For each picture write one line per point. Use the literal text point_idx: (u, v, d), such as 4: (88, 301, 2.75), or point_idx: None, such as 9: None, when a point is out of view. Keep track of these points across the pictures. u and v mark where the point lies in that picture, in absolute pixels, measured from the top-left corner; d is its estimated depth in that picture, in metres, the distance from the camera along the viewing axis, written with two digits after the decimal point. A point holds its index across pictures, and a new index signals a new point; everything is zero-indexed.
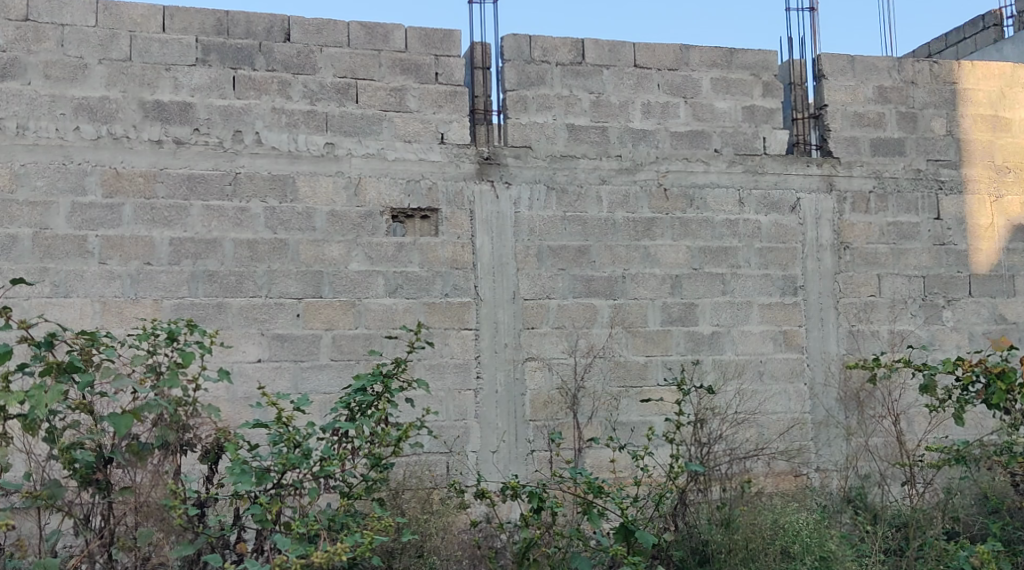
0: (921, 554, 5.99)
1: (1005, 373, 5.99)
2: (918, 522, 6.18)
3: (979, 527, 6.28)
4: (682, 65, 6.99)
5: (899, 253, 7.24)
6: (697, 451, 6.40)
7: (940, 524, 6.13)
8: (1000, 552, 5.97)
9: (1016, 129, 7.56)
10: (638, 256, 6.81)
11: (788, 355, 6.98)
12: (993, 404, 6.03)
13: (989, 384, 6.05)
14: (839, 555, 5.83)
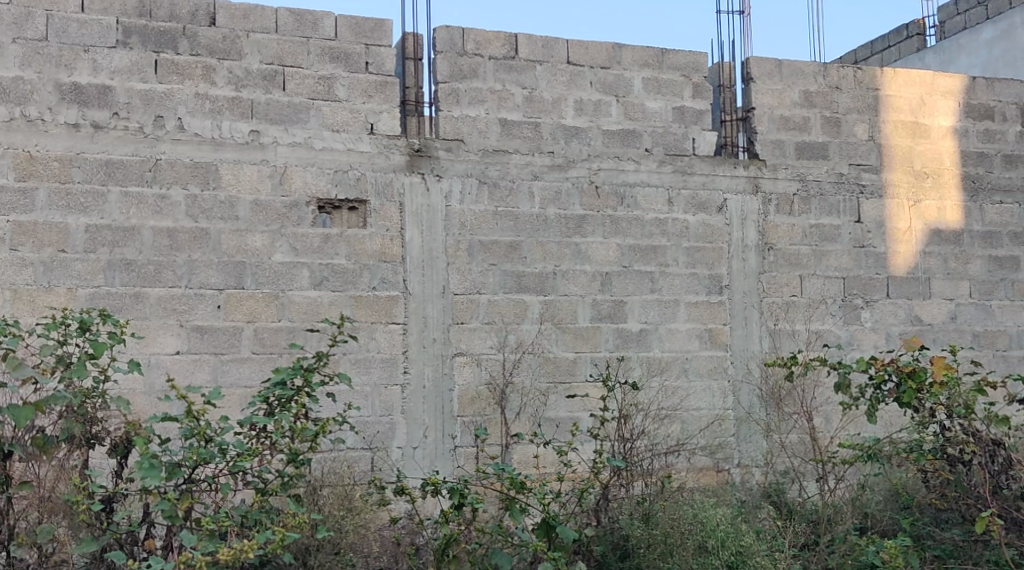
0: (832, 547, 6.06)
1: (915, 373, 5.97)
2: (828, 517, 6.28)
3: (889, 522, 6.43)
4: (614, 63, 7.01)
5: (820, 254, 7.38)
6: (620, 447, 6.40)
7: (850, 520, 6.23)
8: (908, 546, 6.06)
9: (935, 136, 7.75)
10: (570, 253, 6.82)
11: (712, 353, 7.07)
12: (904, 403, 6.00)
13: (900, 383, 6.02)
14: (754, 550, 5.73)
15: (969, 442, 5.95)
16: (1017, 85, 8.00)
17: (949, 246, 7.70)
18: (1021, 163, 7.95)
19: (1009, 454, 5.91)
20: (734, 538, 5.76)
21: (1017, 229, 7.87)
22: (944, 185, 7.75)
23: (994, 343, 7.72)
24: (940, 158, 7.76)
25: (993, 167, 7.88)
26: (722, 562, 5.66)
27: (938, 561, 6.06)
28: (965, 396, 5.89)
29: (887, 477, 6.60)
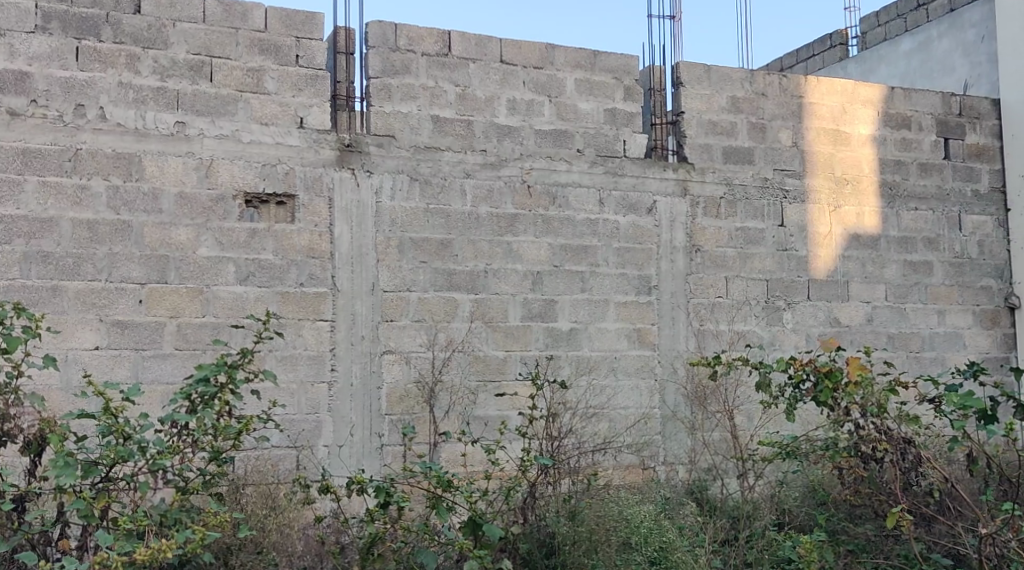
0: (751, 543, 6.12)
1: (832, 372, 5.80)
2: (748, 513, 6.30)
3: (805, 517, 6.45)
4: (547, 64, 7.05)
5: (745, 257, 7.48)
6: (548, 445, 6.35)
7: (768, 516, 6.25)
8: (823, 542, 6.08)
9: (855, 144, 7.92)
10: (501, 251, 6.81)
11: (641, 352, 7.12)
12: (821, 403, 5.84)
13: (818, 383, 5.86)
14: (676, 545, 5.80)
15: (881, 441, 5.80)
16: (933, 96, 8.19)
17: (867, 250, 7.85)
18: (935, 171, 8.14)
19: (920, 452, 5.80)
20: (655, 534, 5.84)
21: (930, 236, 8.05)
22: (863, 192, 7.91)
23: (908, 346, 7.86)
24: (860, 165, 7.92)
25: (909, 175, 8.07)
26: (645, 559, 5.76)
27: (851, 555, 6.12)
28: (877, 396, 5.73)
29: (806, 473, 6.64)
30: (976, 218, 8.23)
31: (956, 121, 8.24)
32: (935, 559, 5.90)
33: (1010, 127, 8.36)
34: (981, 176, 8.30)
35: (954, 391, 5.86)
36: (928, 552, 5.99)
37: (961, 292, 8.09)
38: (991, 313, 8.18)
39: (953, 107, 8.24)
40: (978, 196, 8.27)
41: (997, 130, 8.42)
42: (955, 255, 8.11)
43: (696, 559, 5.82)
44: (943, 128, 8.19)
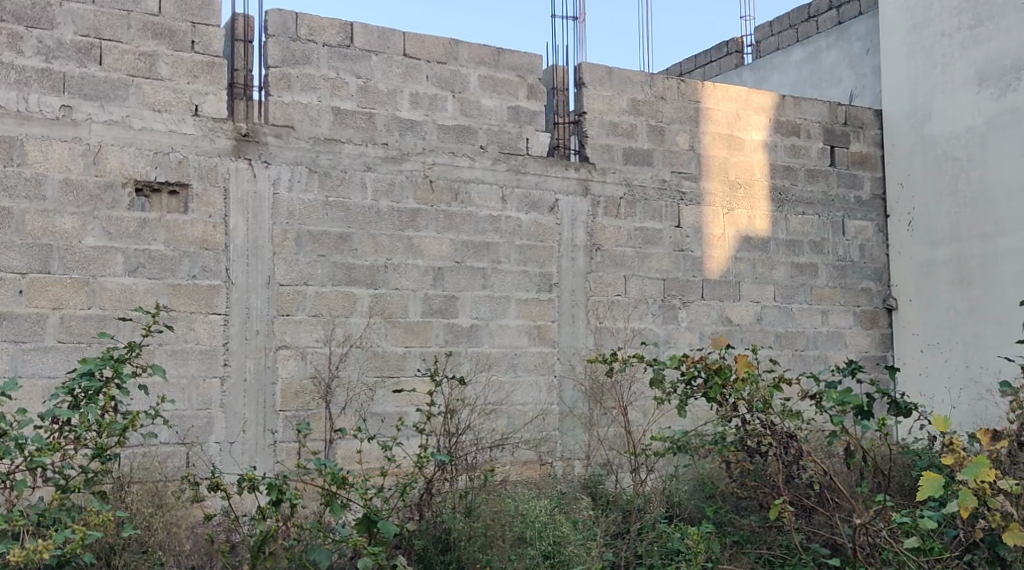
0: (642, 535, 6.09)
1: (722, 369, 5.75)
2: (638, 505, 6.34)
3: (695, 509, 6.46)
4: (451, 59, 7.01)
5: (643, 257, 7.58)
6: (446, 442, 6.30)
7: (658, 508, 6.28)
8: (711, 533, 6.05)
9: (748, 150, 8.09)
10: (401, 247, 6.74)
11: (541, 349, 7.13)
12: (710, 399, 5.82)
13: (707, 379, 5.82)
14: (570, 538, 5.75)
15: (765, 435, 5.83)
16: (821, 104, 8.42)
17: (757, 252, 8.04)
18: (821, 178, 8.40)
19: (800, 446, 5.79)
20: (549, 526, 5.75)
21: (816, 239, 8.30)
22: (755, 196, 8.09)
23: (793, 344, 8.10)
24: (752, 170, 8.09)
25: (798, 181, 8.29)
26: (538, 552, 5.65)
27: (737, 547, 6.03)
28: (762, 392, 5.71)
29: (696, 468, 6.64)
30: (858, 223, 8.53)
31: (842, 130, 8.51)
32: (813, 550, 5.66)
33: (891, 137, 8.66)
34: (863, 182, 8.61)
35: (834, 388, 5.95)
36: (808, 544, 5.78)
37: (843, 293, 8.38)
38: (870, 313, 8.51)
39: (839, 117, 8.50)
40: (860, 202, 8.57)
41: (878, 140, 8.73)
42: (838, 258, 8.39)
43: (589, 551, 5.77)
44: (829, 137, 8.46)
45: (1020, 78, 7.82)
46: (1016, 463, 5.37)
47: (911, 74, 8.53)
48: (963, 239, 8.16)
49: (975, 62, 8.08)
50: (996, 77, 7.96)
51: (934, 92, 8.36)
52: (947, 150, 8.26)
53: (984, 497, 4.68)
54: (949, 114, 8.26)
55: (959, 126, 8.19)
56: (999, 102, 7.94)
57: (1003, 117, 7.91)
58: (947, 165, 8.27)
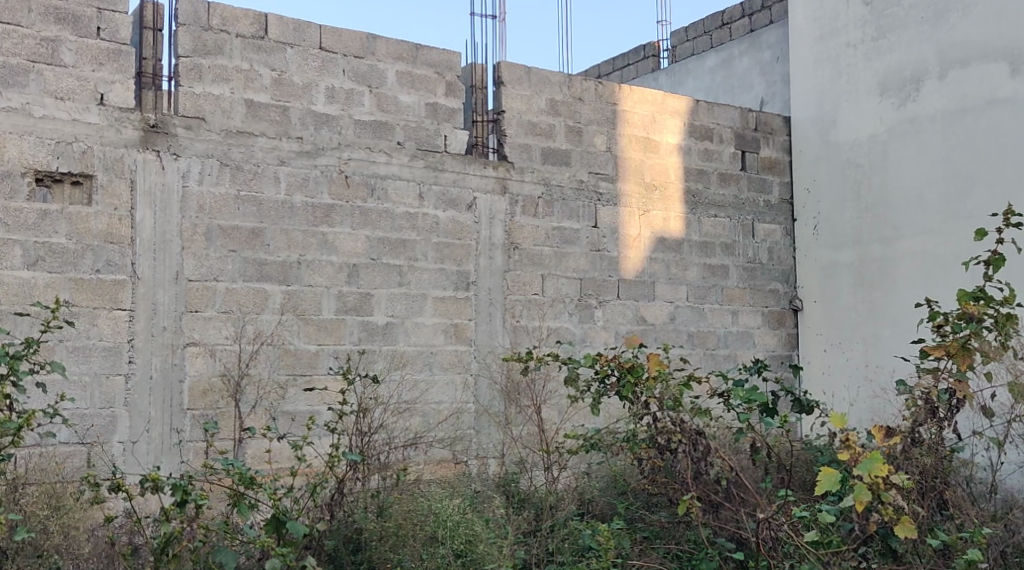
0: (553, 533, 6.04)
1: (635, 367, 5.69)
2: (550, 503, 6.27)
3: (607, 505, 6.48)
4: (368, 54, 6.90)
5: (560, 256, 7.56)
6: (358, 441, 6.20)
7: (570, 506, 6.25)
8: (622, 529, 6.06)
9: (663, 153, 8.14)
10: (315, 242, 6.63)
11: (457, 347, 7.07)
12: (623, 397, 5.75)
13: (620, 377, 5.76)
14: (484, 537, 5.64)
15: (674, 432, 5.71)
16: (732, 110, 8.50)
17: (671, 253, 8.09)
18: (732, 182, 8.48)
19: (710, 443, 5.65)
20: (462, 524, 5.68)
21: (727, 241, 8.39)
22: (669, 198, 8.14)
23: (705, 343, 8.19)
24: (667, 173, 8.15)
25: (710, 184, 8.36)
26: (450, 550, 5.56)
27: (647, 542, 6.06)
28: (673, 391, 5.70)
29: (609, 464, 6.71)
30: (767, 226, 8.62)
31: (752, 135, 8.60)
32: (720, 544, 5.56)
33: (798, 143, 8.77)
34: (773, 187, 8.70)
35: (740, 386, 5.86)
36: (715, 538, 5.67)
37: (752, 294, 8.48)
38: (777, 313, 8.63)
39: (750, 122, 8.58)
40: (769, 205, 8.66)
41: (787, 145, 8.83)
42: (748, 259, 8.49)
43: (501, 550, 5.63)
44: (740, 141, 8.54)
45: (919, 89, 7.96)
46: (909, 457, 5.34)
47: (818, 82, 8.64)
48: (864, 243, 8.27)
49: (877, 73, 8.22)
50: (897, 88, 8.09)
51: (839, 100, 8.47)
52: (851, 157, 8.37)
53: (877, 490, 4.66)
54: (853, 122, 8.37)
55: (862, 134, 8.30)
56: (899, 111, 8.08)
57: (904, 126, 8.04)
58: (850, 172, 8.38)
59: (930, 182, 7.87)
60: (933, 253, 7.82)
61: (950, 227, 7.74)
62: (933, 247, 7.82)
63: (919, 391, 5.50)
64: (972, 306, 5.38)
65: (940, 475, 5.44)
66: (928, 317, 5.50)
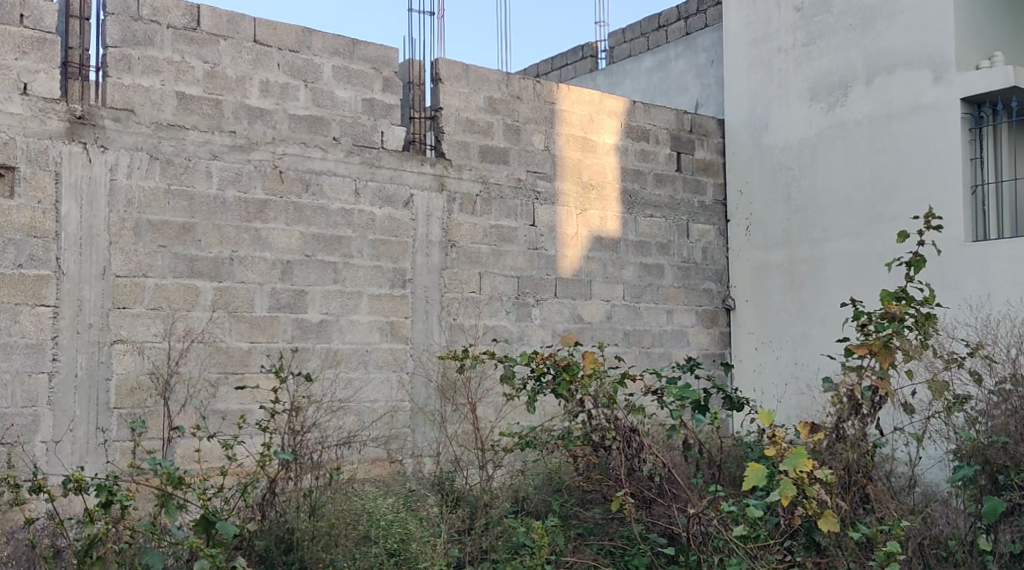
0: (487, 530, 5.98)
1: (571, 365, 5.70)
2: (484, 500, 6.18)
3: (543, 503, 6.42)
4: (303, 48, 6.80)
5: (498, 254, 7.51)
6: (290, 440, 6.01)
7: (504, 503, 6.17)
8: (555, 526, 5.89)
9: (601, 153, 8.14)
10: (248, 238, 6.52)
11: (393, 345, 6.99)
12: (559, 396, 5.75)
13: (556, 376, 5.76)
14: (418, 534, 5.65)
15: (609, 429, 5.74)
16: (669, 111, 8.52)
17: (608, 252, 8.09)
18: (668, 182, 8.50)
19: (643, 439, 5.69)
20: (395, 523, 5.70)
21: (663, 241, 8.41)
22: (606, 198, 8.14)
23: (641, 341, 8.20)
24: (604, 173, 8.14)
25: (647, 185, 8.38)
26: (383, 549, 5.56)
27: (580, 539, 6.00)
28: (607, 388, 5.69)
29: (544, 462, 6.61)
30: (701, 226, 8.64)
31: (688, 137, 8.62)
32: (651, 539, 5.64)
33: (731, 146, 8.80)
34: (707, 189, 8.72)
35: (674, 384, 5.87)
36: (647, 533, 5.74)
37: (686, 293, 8.51)
38: (711, 313, 8.66)
39: (685, 124, 8.60)
40: (704, 206, 8.69)
41: (721, 147, 8.86)
42: (683, 259, 8.51)
43: (435, 548, 5.61)
44: (676, 143, 8.56)
45: (847, 94, 8.03)
46: (834, 452, 5.36)
47: (750, 86, 8.67)
48: (793, 245, 8.32)
49: (808, 78, 8.27)
50: (826, 92, 8.15)
51: (770, 104, 8.51)
52: (781, 160, 8.41)
53: (803, 485, 4.75)
54: (783, 125, 8.41)
55: (792, 137, 8.35)
56: (828, 115, 8.13)
57: (832, 130, 8.10)
58: (780, 174, 8.42)
59: (857, 184, 7.94)
60: (860, 254, 7.89)
61: (876, 229, 7.82)
62: (859, 249, 7.89)
63: (845, 391, 5.54)
64: (894, 306, 5.48)
65: (863, 469, 5.33)
66: (852, 317, 5.57)
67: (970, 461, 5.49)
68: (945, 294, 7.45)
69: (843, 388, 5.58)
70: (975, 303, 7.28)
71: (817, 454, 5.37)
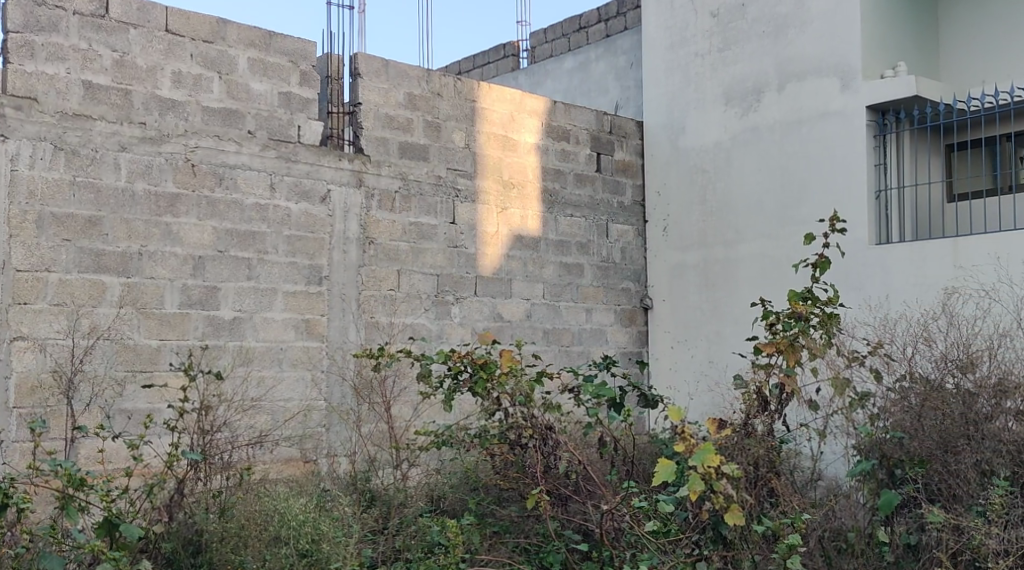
0: (401, 529, 5.90)
1: (488, 363, 5.63)
2: (399, 499, 6.11)
3: (460, 502, 6.33)
4: (218, 39, 6.64)
5: (418, 252, 7.41)
6: (200, 440, 5.89)
7: (419, 503, 6.08)
8: (471, 524, 5.82)
9: (521, 151, 8.08)
10: (158, 233, 6.34)
11: (308, 343, 6.86)
12: (476, 394, 5.67)
13: (473, 374, 5.68)
14: (331, 536, 5.38)
15: (526, 426, 5.66)
16: (589, 112, 8.50)
17: (528, 251, 8.03)
18: (588, 182, 8.47)
19: (559, 438, 5.65)
20: (307, 524, 5.41)
21: (583, 240, 8.39)
22: (527, 197, 8.08)
23: (560, 340, 8.17)
24: (525, 171, 8.08)
25: (567, 184, 8.35)
26: (294, 551, 5.31)
27: (496, 538, 5.86)
28: (524, 386, 5.62)
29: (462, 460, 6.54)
30: (619, 226, 8.63)
31: (608, 138, 8.61)
32: (567, 537, 5.51)
33: (650, 148, 8.80)
34: (626, 190, 8.71)
35: (590, 381, 5.83)
36: (563, 531, 5.62)
37: (605, 293, 8.49)
38: (629, 312, 8.65)
39: (605, 125, 8.59)
40: (623, 207, 8.68)
41: (640, 149, 8.85)
42: (602, 258, 8.49)
43: (348, 549, 5.37)
44: (596, 143, 8.54)
45: (760, 99, 8.07)
46: (743, 449, 5.38)
47: (668, 90, 8.67)
48: (708, 246, 8.34)
49: (723, 83, 8.29)
50: (740, 97, 8.18)
51: (687, 107, 8.52)
52: (697, 163, 8.43)
53: (710, 479, 4.64)
54: (699, 129, 8.43)
55: (707, 140, 8.37)
56: (742, 120, 8.16)
57: (746, 134, 8.14)
58: (696, 177, 8.44)
59: (769, 188, 7.98)
60: (771, 256, 7.94)
61: (786, 231, 7.88)
62: (770, 250, 7.94)
63: (753, 385, 5.55)
64: (800, 306, 5.51)
65: (771, 465, 5.41)
66: (760, 316, 5.58)
67: (868, 456, 5.45)
68: (848, 294, 7.55)
69: (752, 384, 5.62)
70: (874, 302, 7.40)
71: (725, 450, 5.37)
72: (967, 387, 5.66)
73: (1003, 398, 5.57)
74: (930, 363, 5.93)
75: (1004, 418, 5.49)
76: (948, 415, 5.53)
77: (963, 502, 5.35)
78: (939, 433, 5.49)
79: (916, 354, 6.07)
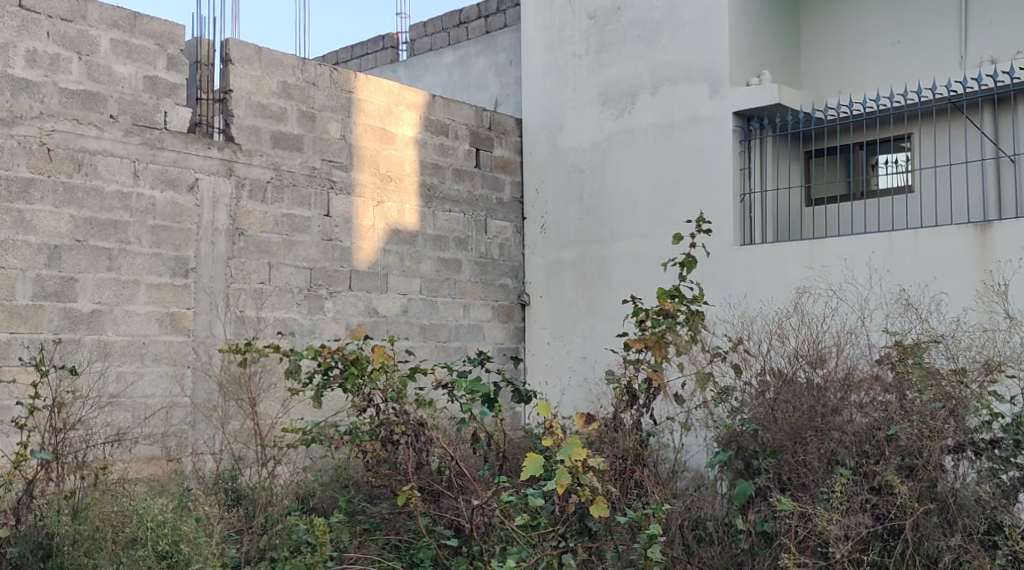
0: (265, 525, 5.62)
1: (359, 359, 5.44)
2: (264, 496, 5.78)
3: (330, 499, 6.25)
4: (78, 18, 6.31)
5: (289, 244, 7.18)
6: (51, 438, 5.53)
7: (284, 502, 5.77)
8: (341, 523, 5.59)
9: (398, 144, 7.88)
10: (9, 220, 5.98)
11: (172, 338, 6.56)
12: (346, 390, 5.49)
13: (344, 370, 5.48)
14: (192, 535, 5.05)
15: (396, 423, 5.49)
16: (467, 108, 8.39)
17: (405, 245, 7.85)
18: (467, 178, 8.34)
19: (432, 434, 5.48)
20: (166, 524, 5.07)
21: (461, 236, 8.25)
22: (405, 190, 7.90)
23: (436, 336, 8.01)
24: (402, 164, 7.89)
25: (445, 179, 8.20)
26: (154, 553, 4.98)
27: (366, 535, 5.69)
28: (396, 382, 5.46)
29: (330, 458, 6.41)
30: (498, 223, 8.52)
31: (486, 134, 8.50)
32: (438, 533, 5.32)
33: (529, 145, 8.71)
34: (505, 186, 8.61)
35: (464, 377, 5.67)
36: (434, 526, 5.45)
37: (483, 289, 8.37)
38: (507, 308, 8.54)
39: (484, 121, 8.48)
40: (502, 203, 8.56)
41: (518, 146, 8.75)
42: (480, 254, 8.36)
43: (209, 549, 5.03)
44: (474, 139, 8.42)
45: (634, 101, 8.03)
46: (613, 441, 5.33)
47: (546, 88, 8.59)
48: (583, 244, 8.27)
49: (599, 84, 8.24)
50: (616, 98, 8.13)
51: (565, 107, 8.44)
52: (574, 162, 8.36)
53: (577, 473, 4.62)
54: (576, 129, 8.37)
55: (583, 140, 8.31)
56: (616, 122, 8.12)
57: (620, 136, 8.09)
58: (573, 176, 8.37)
59: (642, 188, 7.95)
60: (643, 255, 7.90)
61: (656, 231, 7.85)
62: (642, 249, 7.91)
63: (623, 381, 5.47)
64: (668, 304, 5.48)
65: (641, 459, 5.37)
66: (630, 312, 5.53)
67: (726, 447, 5.32)
68: (715, 293, 7.57)
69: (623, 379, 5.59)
70: (735, 301, 7.45)
71: (594, 444, 5.30)
72: (816, 382, 5.54)
73: (848, 392, 5.34)
74: (782, 358, 5.88)
75: (848, 411, 5.22)
76: (799, 408, 5.39)
77: (810, 490, 5.10)
78: (790, 424, 5.33)
79: (770, 350, 6.04)
